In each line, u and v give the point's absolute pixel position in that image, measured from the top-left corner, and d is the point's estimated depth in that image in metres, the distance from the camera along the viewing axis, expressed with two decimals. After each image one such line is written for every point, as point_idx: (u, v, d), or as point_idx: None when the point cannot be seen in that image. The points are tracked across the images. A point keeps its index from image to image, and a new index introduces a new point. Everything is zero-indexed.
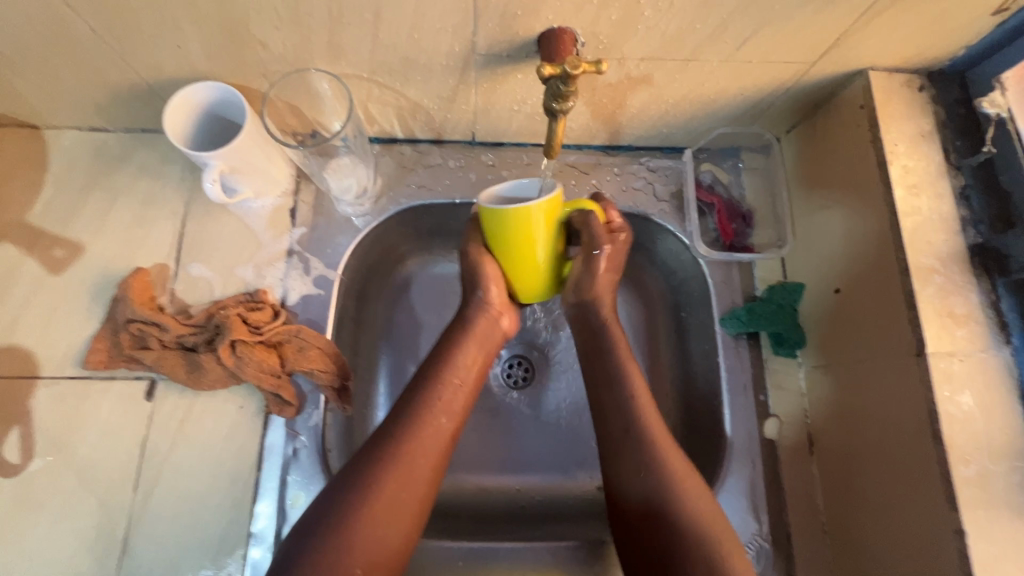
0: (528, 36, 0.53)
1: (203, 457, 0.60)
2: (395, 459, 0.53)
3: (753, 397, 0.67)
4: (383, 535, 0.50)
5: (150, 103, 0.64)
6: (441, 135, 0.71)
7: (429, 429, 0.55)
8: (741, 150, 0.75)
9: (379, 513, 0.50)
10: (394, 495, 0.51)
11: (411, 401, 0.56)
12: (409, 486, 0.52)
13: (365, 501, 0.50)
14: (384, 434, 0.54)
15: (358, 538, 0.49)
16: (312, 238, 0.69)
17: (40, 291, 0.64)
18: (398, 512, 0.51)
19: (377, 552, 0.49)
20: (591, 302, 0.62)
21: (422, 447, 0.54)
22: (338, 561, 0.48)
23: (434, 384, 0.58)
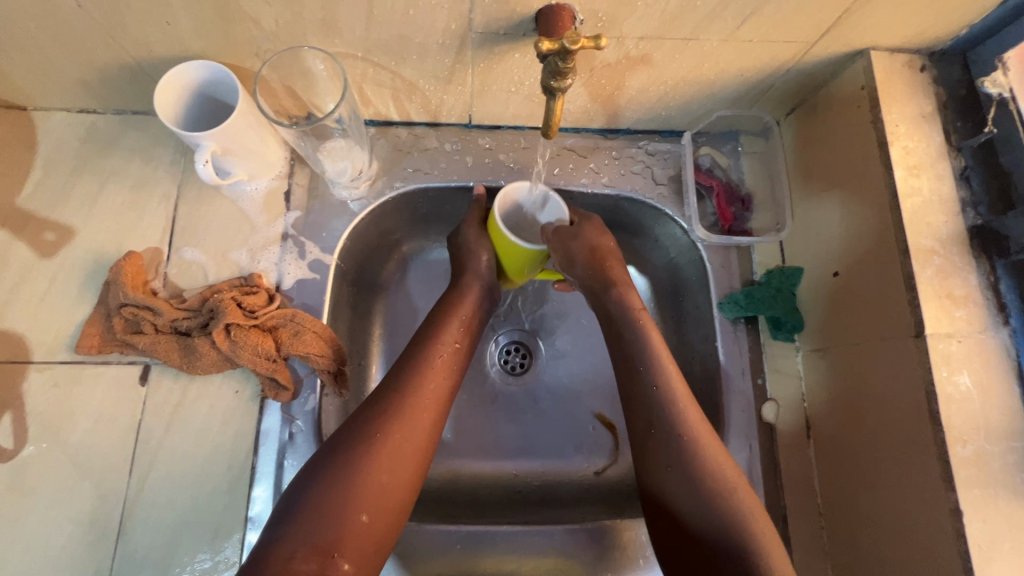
0: (526, 14, 0.52)
1: (199, 441, 0.60)
2: (395, 413, 0.53)
3: (750, 381, 0.67)
4: (385, 486, 0.50)
5: (141, 84, 0.63)
6: (437, 117, 0.70)
7: (429, 386, 0.56)
8: (740, 134, 0.74)
9: (381, 464, 0.51)
10: (395, 447, 0.52)
11: (410, 362, 0.58)
12: (409, 439, 0.53)
13: (366, 452, 0.51)
14: (385, 392, 0.55)
15: (360, 489, 0.49)
16: (306, 222, 0.68)
17: (31, 276, 0.63)
18: (399, 464, 0.52)
19: (378, 500, 0.50)
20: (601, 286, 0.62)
21: (422, 401, 0.55)
22: (341, 511, 0.48)
23: (432, 346, 0.59)
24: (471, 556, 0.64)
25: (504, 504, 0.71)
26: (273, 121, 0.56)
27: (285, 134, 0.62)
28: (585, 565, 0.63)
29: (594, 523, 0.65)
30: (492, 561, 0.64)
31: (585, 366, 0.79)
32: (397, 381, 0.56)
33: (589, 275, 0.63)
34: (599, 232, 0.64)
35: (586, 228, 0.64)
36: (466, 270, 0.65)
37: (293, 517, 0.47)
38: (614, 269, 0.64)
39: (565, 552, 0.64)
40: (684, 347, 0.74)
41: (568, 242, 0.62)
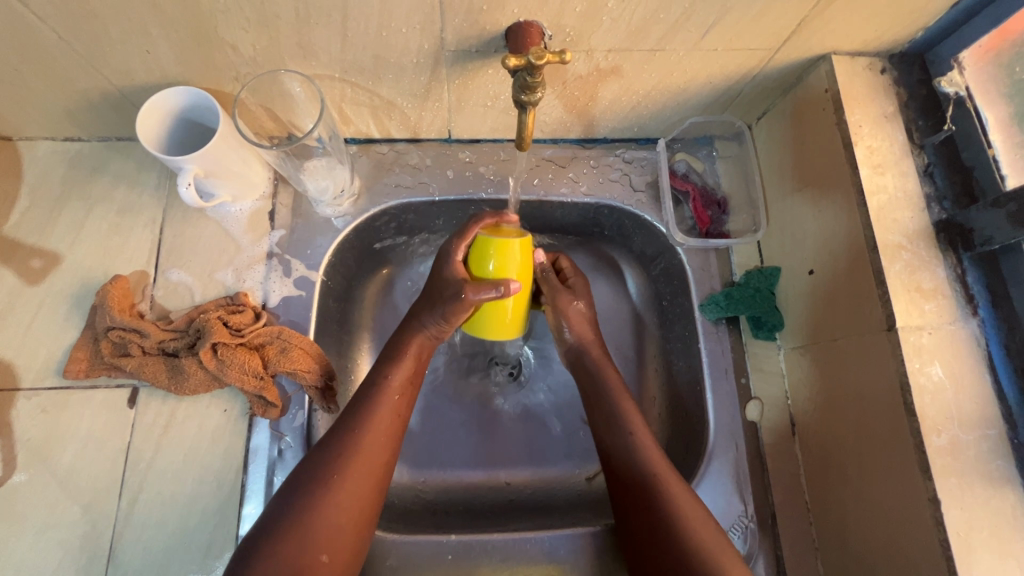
0: (496, 31, 0.54)
1: (189, 459, 0.60)
2: (345, 458, 0.53)
3: (734, 381, 0.69)
4: (340, 526, 0.51)
5: (124, 111, 0.64)
6: (417, 133, 0.72)
7: (377, 432, 0.55)
8: (714, 139, 0.76)
9: (332, 507, 0.51)
10: (347, 490, 0.52)
11: (359, 407, 0.56)
12: (360, 482, 0.53)
13: (322, 496, 0.51)
14: (335, 438, 0.54)
15: (312, 534, 0.49)
16: (291, 240, 0.69)
17: (18, 302, 0.64)
18: (350, 507, 0.52)
19: (335, 538, 0.50)
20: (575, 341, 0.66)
21: (371, 446, 0.54)
22: (299, 554, 0.49)
23: (380, 390, 0.57)
24: (466, 567, 0.63)
25: (495, 513, 0.72)
26: (254, 143, 0.57)
27: (268, 156, 0.63)
28: (578, 568, 0.64)
29: (586, 527, 0.66)
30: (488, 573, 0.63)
31: None
32: (344, 426, 0.55)
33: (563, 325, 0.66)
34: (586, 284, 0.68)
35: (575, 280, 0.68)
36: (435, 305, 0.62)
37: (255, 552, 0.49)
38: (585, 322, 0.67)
39: (558, 557, 0.64)
40: (668, 350, 0.75)
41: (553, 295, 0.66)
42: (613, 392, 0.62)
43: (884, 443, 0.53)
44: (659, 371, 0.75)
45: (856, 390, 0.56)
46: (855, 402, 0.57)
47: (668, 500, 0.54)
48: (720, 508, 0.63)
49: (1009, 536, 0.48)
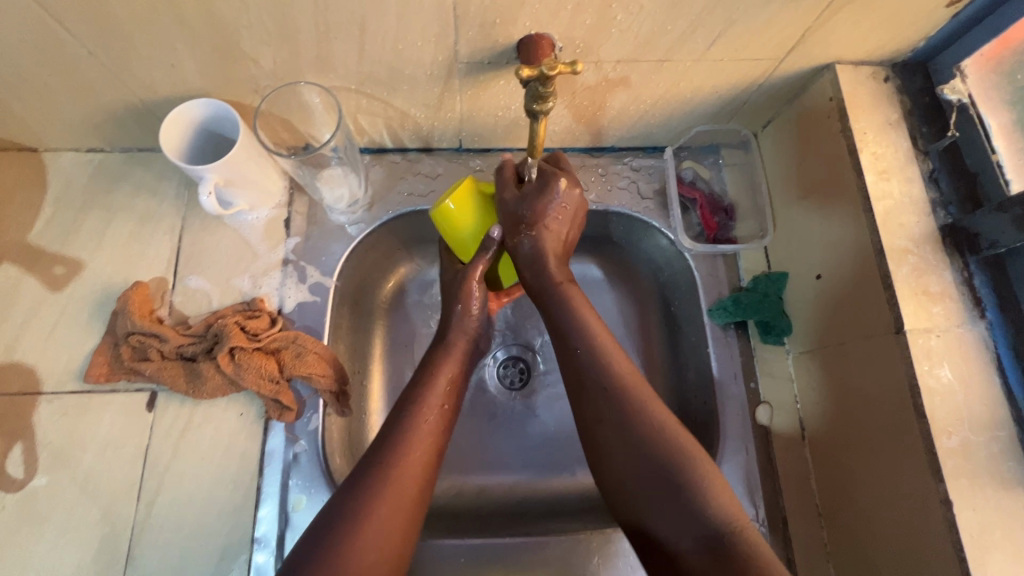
0: (508, 43, 0.55)
1: (205, 463, 0.61)
2: (388, 471, 0.51)
3: (744, 385, 0.69)
4: (367, 569, 0.46)
5: (146, 123, 0.66)
6: (429, 143, 0.74)
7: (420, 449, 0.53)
8: (720, 147, 0.78)
9: (377, 522, 0.48)
10: (392, 503, 0.50)
11: (389, 436, 0.54)
12: (399, 520, 0.49)
13: (346, 532, 0.47)
14: (363, 475, 0.51)
15: (345, 571, 0.46)
16: (306, 247, 0.70)
17: (41, 308, 0.66)
18: (385, 544, 0.48)
19: None
20: (539, 262, 0.59)
21: (405, 483, 0.51)
22: None
23: (418, 409, 0.56)
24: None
25: (506, 517, 0.72)
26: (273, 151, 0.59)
27: (285, 164, 0.65)
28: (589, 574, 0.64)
29: (597, 530, 0.66)
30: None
31: None
32: (372, 466, 0.51)
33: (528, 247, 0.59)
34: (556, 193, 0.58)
35: (542, 185, 0.59)
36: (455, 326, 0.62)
37: None
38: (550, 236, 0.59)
39: (570, 562, 0.64)
40: (676, 354, 0.75)
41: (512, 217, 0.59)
42: (596, 349, 0.55)
43: (894, 447, 0.54)
44: (667, 376, 0.76)
45: (868, 395, 0.57)
46: (865, 407, 0.57)
47: (658, 440, 0.50)
48: None
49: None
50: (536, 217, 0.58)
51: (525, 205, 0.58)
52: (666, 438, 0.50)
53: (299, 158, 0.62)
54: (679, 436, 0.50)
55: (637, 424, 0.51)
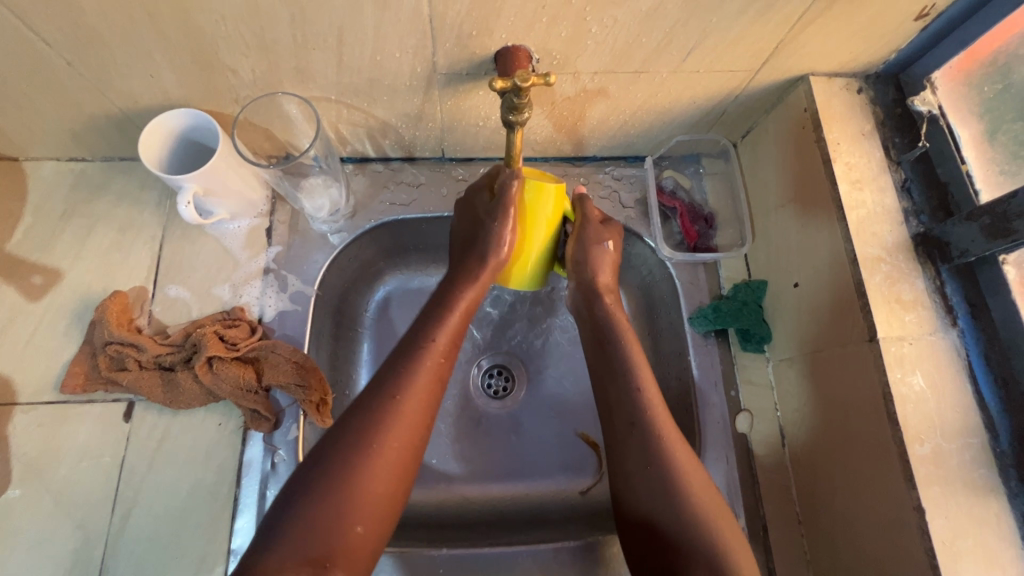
0: (486, 55, 0.56)
1: (182, 473, 0.61)
2: (393, 408, 0.51)
3: (724, 392, 0.69)
4: (375, 496, 0.48)
5: (127, 132, 0.66)
6: (412, 152, 0.74)
7: (426, 382, 0.54)
8: (701, 157, 0.78)
9: (381, 456, 0.50)
10: (399, 432, 0.51)
11: (399, 364, 0.54)
12: (407, 447, 0.51)
13: (354, 458, 0.49)
14: (373, 403, 0.52)
15: (353, 497, 0.47)
16: (288, 256, 0.70)
17: (19, 318, 0.65)
18: (393, 473, 0.50)
19: (373, 509, 0.48)
20: (598, 292, 0.63)
21: (412, 414, 0.52)
22: (332, 523, 0.46)
23: (427, 340, 0.56)
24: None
25: (488, 527, 0.72)
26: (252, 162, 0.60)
27: (265, 174, 0.66)
28: None
29: (579, 540, 0.66)
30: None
31: (567, 386, 0.80)
32: (381, 395, 0.52)
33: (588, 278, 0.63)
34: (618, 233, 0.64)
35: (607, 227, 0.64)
36: (479, 253, 0.59)
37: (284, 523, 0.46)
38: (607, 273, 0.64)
39: (552, 571, 0.64)
40: (658, 362, 0.76)
41: (584, 248, 0.62)
42: (623, 350, 0.61)
43: (869, 454, 0.54)
44: None
45: (845, 402, 0.57)
46: (841, 414, 0.58)
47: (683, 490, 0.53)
48: None
49: (994, 544, 0.48)
50: (604, 252, 0.63)
51: (585, 244, 0.62)
52: (669, 457, 0.55)
53: (280, 166, 0.62)
54: (677, 457, 0.55)
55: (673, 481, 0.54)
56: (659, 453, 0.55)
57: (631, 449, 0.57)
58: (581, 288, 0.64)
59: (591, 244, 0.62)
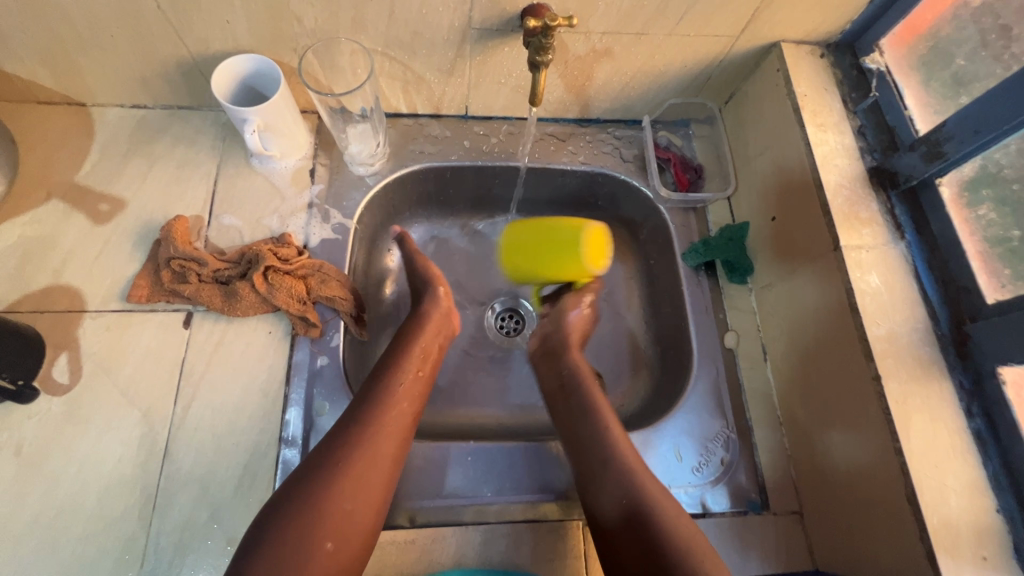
0: (513, 12, 0.67)
1: (237, 372, 0.68)
2: (361, 436, 0.60)
3: (713, 316, 0.80)
4: (345, 515, 0.56)
5: (192, 79, 0.75)
6: (438, 109, 0.84)
7: (394, 411, 0.63)
8: (691, 122, 0.90)
9: (354, 477, 0.58)
10: (369, 458, 0.59)
11: (372, 395, 0.63)
12: (378, 467, 0.59)
13: (327, 482, 0.56)
14: (344, 430, 0.60)
15: (325, 516, 0.55)
16: (329, 193, 0.79)
17: (87, 239, 0.72)
18: (364, 491, 0.58)
19: (343, 527, 0.55)
20: (566, 347, 0.76)
21: (380, 441, 0.60)
22: (308, 538, 0.54)
23: (397, 376, 0.66)
24: (491, 485, 0.68)
25: (507, 436, 0.79)
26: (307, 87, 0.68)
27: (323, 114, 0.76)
28: None
29: None
30: (509, 493, 0.68)
31: None
32: (352, 424, 0.61)
33: (557, 339, 0.78)
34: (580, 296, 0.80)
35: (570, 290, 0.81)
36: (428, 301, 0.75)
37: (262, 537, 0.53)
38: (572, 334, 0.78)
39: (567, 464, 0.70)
40: (653, 298, 0.89)
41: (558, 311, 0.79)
42: (579, 371, 0.73)
43: (856, 415, 0.61)
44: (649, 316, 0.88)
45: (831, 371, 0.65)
46: (825, 357, 0.66)
47: (634, 482, 0.61)
48: (704, 420, 0.74)
49: (938, 405, 0.58)
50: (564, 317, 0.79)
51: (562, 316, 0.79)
52: (617, 452, 0.63)
53: (342, 95, 0.72)
54: (625, 458, 0.63)
55: (627, 481, 0.61)
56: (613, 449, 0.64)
57: (581, 418, 0.68)
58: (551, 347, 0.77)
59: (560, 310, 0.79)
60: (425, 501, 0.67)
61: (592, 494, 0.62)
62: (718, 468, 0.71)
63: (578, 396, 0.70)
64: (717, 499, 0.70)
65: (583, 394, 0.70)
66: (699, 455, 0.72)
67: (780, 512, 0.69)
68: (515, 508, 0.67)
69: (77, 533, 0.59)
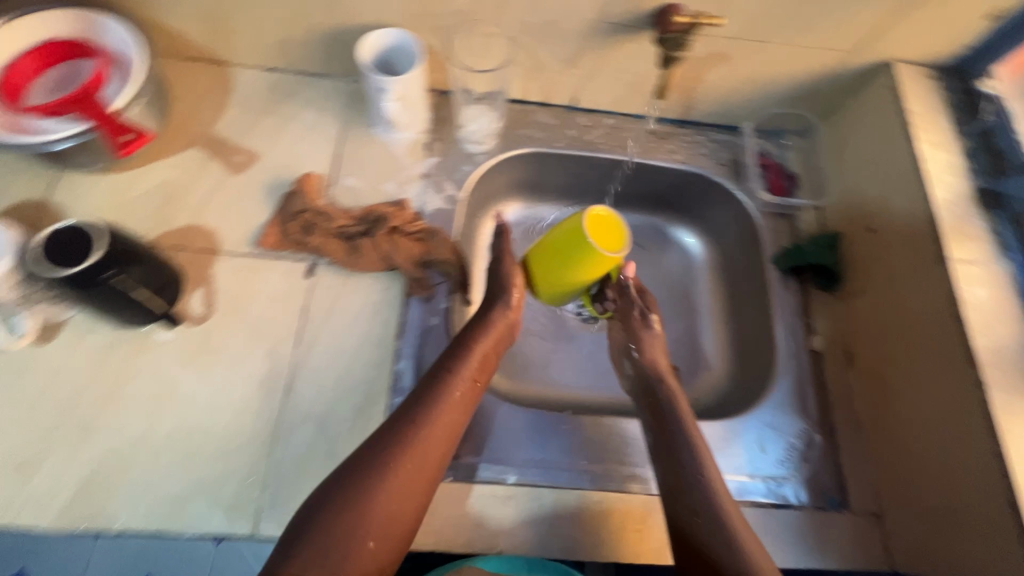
0: (648, 11, 0.71)
1: (354, 322, 0.72)
2: (412, 437, 0.58)
3: (800, 318, 0.82)
4: (388, 515, 0.54)
5: (331, 48, 0.81)
6: (549, 97, 0.89)
7: (445, 416, 0.61)
8: (786, 132, 0.93)
9: (400, 485, 0.56)
10: (416, 458, 0.57)
11: (424, 398, 0.61)
12: (424, 473, 0.57)
13: (376, 479, 0.55)
14: (394, 428, 0.59)
15: (370, 514, 0.53)
16: (443, 166, 0.84)
17: (222, 186, 0.78)
18: (409, 494, 0.56)
19: (386, 529, 0.54)
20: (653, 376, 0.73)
21: (428, 445, 0.58)
22: (349, 536, 0.52)
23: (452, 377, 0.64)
24: (583, 454, 0.71)
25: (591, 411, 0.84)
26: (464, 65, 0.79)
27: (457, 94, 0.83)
28: None
29: None
30: (602, 464, 0.71)
31: None
32: (403, 423, 0.59)
33: (639, 366, 0.75)
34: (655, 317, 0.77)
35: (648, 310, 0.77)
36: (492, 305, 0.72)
37: (309, 526, 0.52)
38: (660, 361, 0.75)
39: None
40: (732, 297, 0.92)
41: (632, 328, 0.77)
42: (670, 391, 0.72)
43: (956, 428, 0.64)
44: (729, 313, 0.92)
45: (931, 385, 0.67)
46: (921, 368, 0.68)
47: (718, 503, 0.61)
48: (788, 417, 0.76)
49: None
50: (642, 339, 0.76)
51: (635, 339, 0.77)
52: (703, 463, 0.64)
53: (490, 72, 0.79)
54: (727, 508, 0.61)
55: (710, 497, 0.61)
56: (701, 461, 0.64)
57: (670, 439, 0.67)
58: (643, 378, 0.74)
59: (635, 333, 0.77)
60: (524, 463, 0.69)
61: (675, 509, 0.62)
62: (799, 463, 0.74)
63: (671, 425, 0.68)
64: (798, 492, 0.72)
65: (682, 429, 0.67)
66: (782, 450, 0.74)
67: (859, 512, 0.71)
68: (610, 480, 0.70)
69: (207, 453, 0.63)
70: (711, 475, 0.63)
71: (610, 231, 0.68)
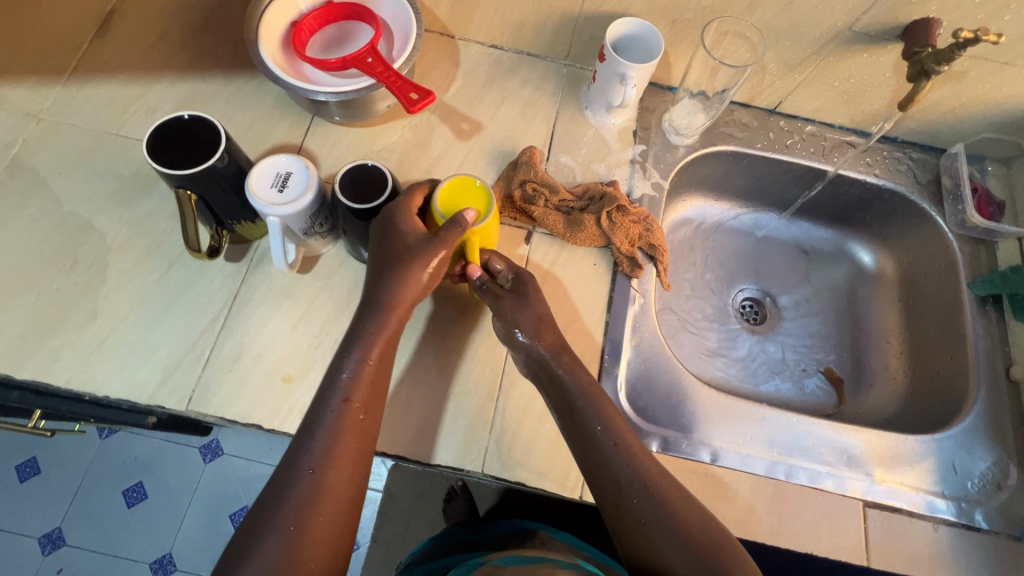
0: (901, 23, 0.72)
1: (569, 291, 0.77)
2: (335, 426, 0.59)
3: (998, 346, 0.81)
4: (331, 504, 0.56)
5: (562, 31, 0.85)
6: (754, 99, 0.90)
7: (338, 395, 0.60)
8: (987, 159, 0.92)
9: (331, 501, 0.57)
10: (342, 446, 0.58)
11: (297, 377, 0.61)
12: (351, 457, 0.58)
13: (307, 471, 0.57)
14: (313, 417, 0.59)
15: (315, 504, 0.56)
16: (649, 154, 0.87)
17: (451, 150, 0.83)
18: (344, 480, 0.58)
19: (327, 517, 0.56)
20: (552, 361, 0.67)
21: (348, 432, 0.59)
22: (301, 525, 0.55)
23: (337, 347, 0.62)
24: (778, 447, 0.73)
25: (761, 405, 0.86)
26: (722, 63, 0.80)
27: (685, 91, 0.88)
28: (866, 457, 0.74)
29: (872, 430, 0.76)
30: (796, 457, 0.73)
31: (811, 326, 0.96)
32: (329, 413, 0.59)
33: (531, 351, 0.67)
34: (519, 291, 0.69)
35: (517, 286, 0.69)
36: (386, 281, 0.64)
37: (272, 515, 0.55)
38: (551, 337, 0.68)
39: (846, 445, 0.75)
40: (907, 314, 0.92)
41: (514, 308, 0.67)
42: (574, 374, 0.66)
43: None
44: (899, 330, 0.92)
45: None
46: None
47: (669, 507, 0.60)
48: (981, 442, 0.75)
49: None
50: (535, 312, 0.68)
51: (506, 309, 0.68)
52: (643, 468, 0.62)
53: (726, 64, 0.81)
54: (687, 515, 0.60)
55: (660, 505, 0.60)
56: (640, 461, 0.63)
57: (601, 438, 0.63)
58: (541, 365, 0.67)
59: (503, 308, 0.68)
60: (726, 445, 0.72)
61: (632, 515, 0.62)
62: (991, 491, 0.73)
63: (584, 415, 0.64)
64: (992, 519, 0.71)
65: (590, 407, 0.65)
66: (974, 475, 0.73)
67: None
68: (804, 473, 0.71)
69: (441, 391, 0.70)
70: (649, 474, 0.62)
71: (469, 194, 0.65)
